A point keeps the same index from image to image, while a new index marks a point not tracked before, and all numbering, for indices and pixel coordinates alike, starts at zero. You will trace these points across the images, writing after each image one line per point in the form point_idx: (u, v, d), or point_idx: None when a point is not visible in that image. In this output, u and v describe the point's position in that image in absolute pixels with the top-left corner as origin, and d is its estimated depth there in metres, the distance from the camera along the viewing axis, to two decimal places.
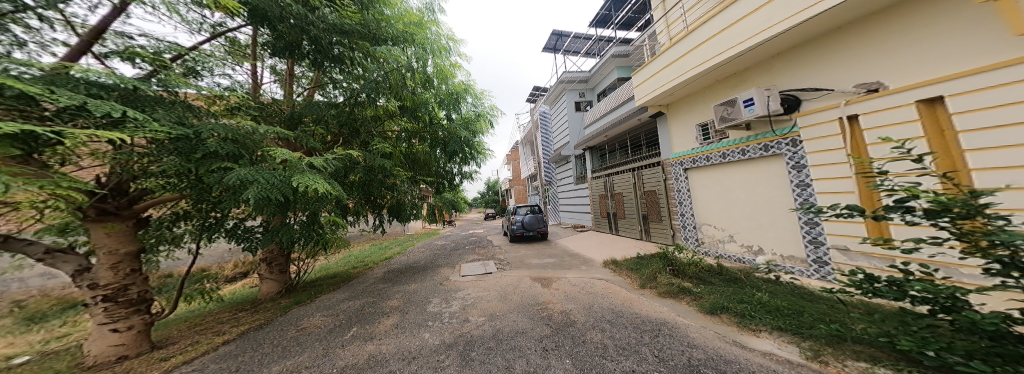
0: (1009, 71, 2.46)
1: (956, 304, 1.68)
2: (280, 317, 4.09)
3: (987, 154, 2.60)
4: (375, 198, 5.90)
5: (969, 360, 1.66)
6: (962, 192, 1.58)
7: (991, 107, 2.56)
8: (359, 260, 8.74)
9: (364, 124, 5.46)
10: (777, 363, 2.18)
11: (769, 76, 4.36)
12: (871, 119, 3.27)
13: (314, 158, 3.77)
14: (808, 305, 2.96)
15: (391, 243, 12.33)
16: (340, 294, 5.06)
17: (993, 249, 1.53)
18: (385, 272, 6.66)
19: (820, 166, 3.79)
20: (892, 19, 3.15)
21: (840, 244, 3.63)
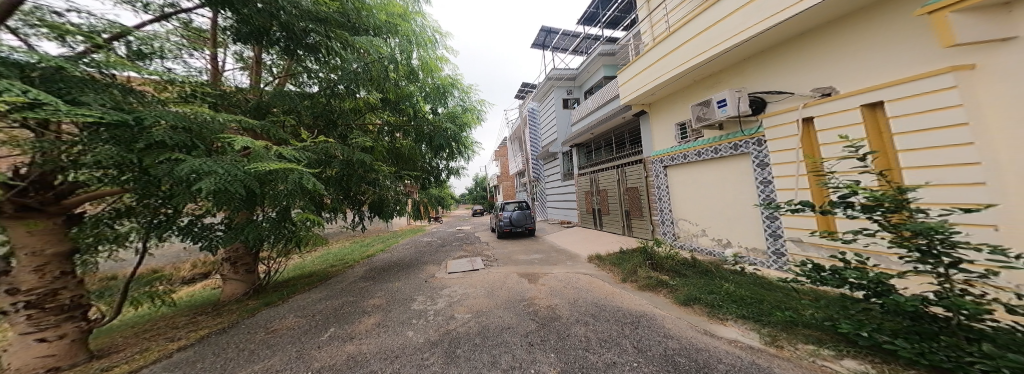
0: (935, 79, 2.76)
1: (886, 289, 1.94)
2: (246, 319, 3.86)
3: (917, 154, 2.89)
4: (355, 193, 5.61)
5: (894, 339, 1.90)
6: (893, 188, 1.82)
7: (922, 111, 2.85)
8: (338, 258, 8.42)
9: (342, 116, 5.29)
10: (741, 349, 2.35)
11: (740, 78, 4.62)
12: (826, 121, 3.57)
13: (282, 147, 3.51)
14: (768, 294, 3.22)
15: (374, 240, 11.97)
16: (316, 294, 4.84)
17: (913, 239, 1.74)
18: (366, 270, 6.44)
19: (779, 165, 4.09)
20: (843, 28, 3.43)
21: (795, 236, 3.94)
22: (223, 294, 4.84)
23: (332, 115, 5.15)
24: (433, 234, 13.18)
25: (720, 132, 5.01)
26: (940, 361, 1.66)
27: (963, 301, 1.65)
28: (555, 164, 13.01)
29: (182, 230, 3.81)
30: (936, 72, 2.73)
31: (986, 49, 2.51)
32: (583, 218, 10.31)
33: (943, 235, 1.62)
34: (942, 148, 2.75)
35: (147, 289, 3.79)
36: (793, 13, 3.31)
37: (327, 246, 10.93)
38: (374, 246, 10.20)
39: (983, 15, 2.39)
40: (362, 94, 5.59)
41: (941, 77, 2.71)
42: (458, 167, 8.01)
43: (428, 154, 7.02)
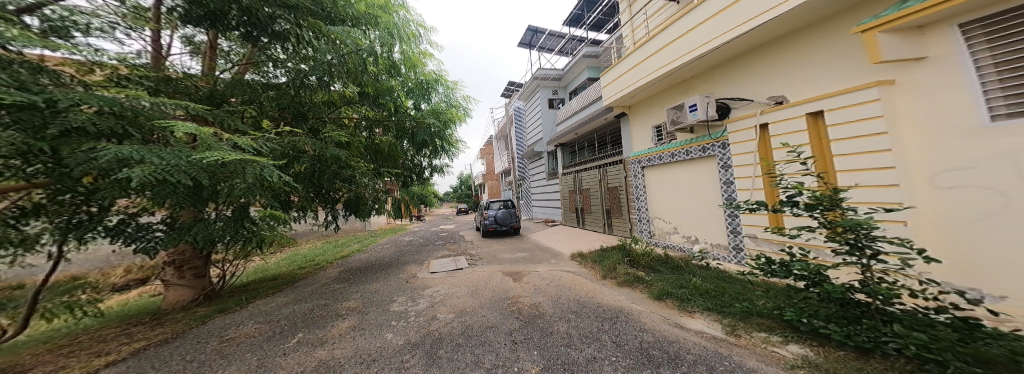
0: (864, 92, 3.11)
1: (823, 279, 2.17)
2: (194, 329, 3.50)
3: (850, 159, 3.25)
4: (327, 191, 5.31)
5: (828, 323, 2.16)
6: (831, 188, 2.04)
7: (853, 120, 3.21)
8: (309, 258, 7.96)
9: (313, 109, 5.00)
10: (706, 340, 2.52)
11: (709, 84, 4.93)
12: (778, 128, 3.91)
13: (236, 137, 3.21)
14: (729, 287, 3.47)
15: (349, 240, 11.42)
16: (282, 298, 4.53)
17: (844, 234, 1.97)
18: (340, 272, 6.13)
19: (739, 166, 4.43)
20: (794, 42, 3.77)
21: (751, 232, 4.28)
22: (164, 302, 4.36)
23: (302, 108, 4.86)
24: (414, 233, 12.85)
25: (691, 135, 5.30)
26: (862, 341, 1.91)
27: (880, 287, 1.89)
28: (539, 163, 13.17)
29: (111, 230, 3.41)
30: (865, 86, 3.09)
31: (904, 67, 2.87)
32: (566, 217, 10.53)
33: (866, 230, 1.85)
34: (870, 153, 3.10)
35: (66, 299, 3.31)
36: (755, 26, 3.58)
37: (295, 247, 10.27)
38: (349, 246, 9.74)
39: (902, 38, 2.74)
40: (337, 87, 5.31)
41: (869, 90, 3.07)
42: (442, 165, 7.86)
43: (410, 151, 6.83)
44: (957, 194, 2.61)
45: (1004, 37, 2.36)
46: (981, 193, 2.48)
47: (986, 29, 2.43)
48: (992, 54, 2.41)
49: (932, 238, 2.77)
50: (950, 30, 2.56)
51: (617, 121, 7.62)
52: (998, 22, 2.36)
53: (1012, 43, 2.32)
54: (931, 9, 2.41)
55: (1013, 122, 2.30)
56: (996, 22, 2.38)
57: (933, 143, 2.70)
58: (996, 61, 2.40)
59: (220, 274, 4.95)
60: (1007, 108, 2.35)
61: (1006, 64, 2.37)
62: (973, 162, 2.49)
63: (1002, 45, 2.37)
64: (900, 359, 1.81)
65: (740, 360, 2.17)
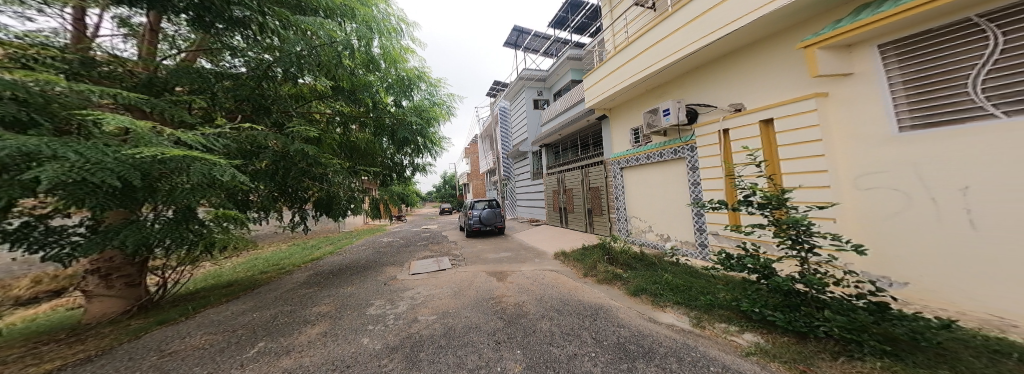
0: (807, 102, 3.39)
1: (771, 272, 2.37)
2: (126, 344, 3.11)
3: (795, 162, 3.53)
4: (296, 189, 4.96)
5: (774, 311, 2.39)
6: (778, 189, 2.26)
7: (798, 128, 3.49)
8: (274, 262, 7.40)
9: (278, 102, 4.66)
10: (677, 332, 2.67)
11: (680, 90, 5.20)
12: (738, 133, 4.18)
13: (180, 132, 2.89)
14: (696, 281, 3.70)
15: (319, 242, 10.77)
16: (239, 306, 4.17)
17: (788, 230, 2.19)
18: (309, 276, 5.76)
19: (705, 168, 4.70)
20: (752, 54, 4.08)
21: (714, 230, 4.58)
22: (85, 315, 3.83)
23: (265, 100, 4.49)
24: (391, 234, 12.39)
25: (664, 138, 5.57)
26: (801, 326, 2.16)
27: (814, 277, 2.11)
28: (524, 163, 13.26)
29: (11, 235, 2.91)
30: (806, 96, 3.40)
31: (838, 81, 3.20)
32: (550, 216, 10.67)
33: (806, 227, 2.07)
34: (811, 158, 3.38)
35: None
36: (722, 35, 3.84)
37: (256, 250, 9.49)
38: (319, 249, 9.18)
39: (835, 54, 3.08)
40: (308, 80, 4.99)
41: (808, 100, 3.40)
42: (425, 164, 7.66)
43: (390, 149, 6.60)
44: (879, 195, 2.95)
45: (911, 57, 2.74)
46: (896, 194, 2.83)
47: (898, 50, 2.81)
48: (903, 72, 2.79)
49: (857, 233, 3.11)
50: (871, 50, 2.94)
51: (598, 123, 7.84)
52: (912, 45, 2.73)
53: (918, 63, 2.70)
54: (861, 28, 2.73)
55: (920, 131, 2.68)
56: (906, 44, 2.75)
57: (861, 150, 3.04)
58: (905, 78, 2.78)
59: (158, 283, 4.45)
60: (912, 120, 2.74)
61: (913, 81, 2.74)
62: (890, 166, 2.86)
63: (910, 64, 2.75)
64: (831, 341, 2.08)
65: (704, 350, 2.32)
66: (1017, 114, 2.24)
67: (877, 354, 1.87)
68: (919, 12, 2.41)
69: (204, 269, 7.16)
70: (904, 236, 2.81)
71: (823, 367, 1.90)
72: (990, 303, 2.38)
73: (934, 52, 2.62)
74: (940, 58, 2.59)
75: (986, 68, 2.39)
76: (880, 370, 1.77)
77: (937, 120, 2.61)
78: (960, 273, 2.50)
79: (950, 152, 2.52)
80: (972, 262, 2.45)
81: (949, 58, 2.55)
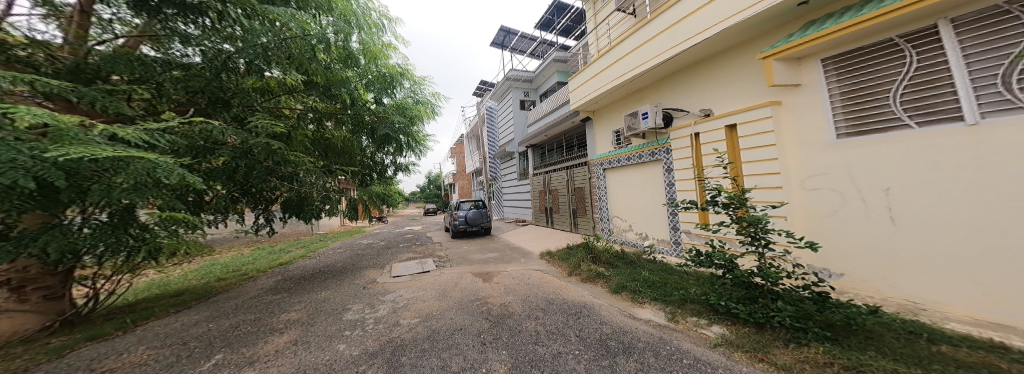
0: (765, 110, 3.67)
1: (734, 267, 2.53)
2: (46, 364, 2.66)
3: (755, 165, 3.80)
4: (259, 188, 4.61)
5: (737, 304, 2.56)
6: (740, 190, 2.42)
7: (758, 133, 3.76)
8: (234, 268, 6.83)
9: (239, 96, 4.27)
10: (654, 327, 2.78)
11: (658, 94, 5.42)
12: (707, 137, 4.42)
13: (118, 129, 2.60)
14: (671, 277, 3.87)
15: (288, 245, 10.11)
16: (191, 316, 3.83)
17: (748, 228, 2.37)
18: (276, 282, 5.39)
19: (679, 170, 4.92)
20: (719, 63, 4.33)
21: (687, 228, 4.81)
22: None
23: (223, 93, 4.13)
24: (371, 236, 11.94)
25: (642, 140, 5.77)
26: (760, 317, 2.35)
27: (770, 270, 2.30)
28: (511, 163, 13.27)
29: None
30: (763, 104, 3.67)
31: (791, 91, 3.48)
32: (536, 216, 10.73)
33: (761, 225, 2.26)
34: (768, 161, 3.65)
35: None
36: (693, 44, 4.05)
37: (211, 256, 8.67)
38: (288, 253, 8.62)
39: (787, 66, 3.37)
40: (275, 74, 4.72)
41: (764, 108, 3.68)
42: (408, 163, 7.46)
43: (370, 148, 6.37)
44: (824, 196, 3.24)
45: (847, 71, 3.07)
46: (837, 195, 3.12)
47: (837, 65, 3.13)
48: (840, 84, 3.12)
49: (805, 230, 3.39)
50: (815, 65, 3.27)
51: (582, 124, 8.00)
52: (849, 59, 3.04)
53: (852, 78, 3.03)
54: (809, 42, 3.00)
55: (856, 138, 2.99)
56: (843, 59, 3.08)
57: (810, 154, 3.32)
58: (842, 90, 3.11)
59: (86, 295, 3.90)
60: (848, 128, 3.07)
61: (848, 93, 3.07)
62: (832, 169, 3.16)
63: (847, 78, 3.07)
64: (783, 330, 2.28)
65: (679, 343, 2.43)
66: (925, 125, 2.59)
67: (818, 339, 2.11)
68: (857, 29, 2.70)
69: (146, 278, 6.39)
70: (844, 233, 3.09)
71: (776, 354, 2.08)
72: (914, 291, 2.67)
73: (865, 67, 2.94)
74: (868, 74, 2.92)
75: (903, 84, 2.73)
76: (822, 353, 1.97)
77: (867, 128, 2.94)
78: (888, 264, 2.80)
79: (879, 157, 2.83)
80: (898, 255, 2.75)
81: (876, 73, 2.88)
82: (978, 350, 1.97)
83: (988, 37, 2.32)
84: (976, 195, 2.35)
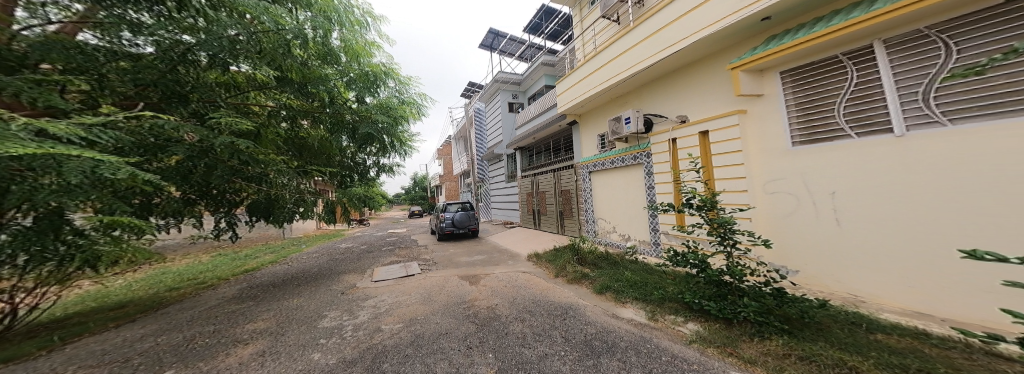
0: (732, 118, 3.90)
1: (706, 266, 2.65)
2: None
3: (724, 169, 4.01)
4: (222, 189, 4.33)
5: (708, 302, 2.70)
6: (712, 193, 2.55)
7: (726, 139, 3.98)
8: (191, 276, 6.28)
9: (199, 90, 3.99)
10: (635, 326, 2.86)
11: (640, 100, 5.59)
12: (683, 142, 4.62)
13: (45, 122, 2.29)
14: (652, 277, 3.99)
15: (256, 251, 9.45)
16: (142, 328, 3.53)
17: (718, 229, 2.50)
18: (241, 291, 5.02)
19: (658, 174, 5.10)
20: (693, 72, 4.54)
21: (664, 229, 4.99)
22: None
23: (180, 87, 3.81)
24: (351, 239, 11.50)
25: (625, 145, 5.93)
26: (729, 313, 2.49)
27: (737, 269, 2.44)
28: (499, 165, 13.26)
29: None
30: (730, 113, 3.91)
31: (755, 101, 3.72)
32: (523, 218, 10.75)
33: (729, 226, 2.40)
34: (735, 166, 3.87)
35: None
36: (671, 53, 4.24)
37: (167, 263, 7.92)
38: (256, 259, 8.06)
39: (751, 77, 3.61)
40: (244, 67, 4.46)
41: (732, 116, 3.91)
42: (392, 164, 7.27)
43: (349, 149, 6.21)
44: (783, 200, 3.49)
45: (801, 84, 3.34)
46: (795, 199, 3.38)
47: (793, 77, 3.39)
48: (796, 96, 3.39)
49: (766, 230, 3.64)
50: (774, 77, 3.53)
51: (569, 128, 8.12)
52: (802, 72, 3.31)
53: (805, 90, 3.30)
54: (771, 55, 3.26)
55: (809, 146, 3.26)
56: (797, 73, 3.35)
57: (772, 161, 3.57)
58: (797, 101, 3.38)
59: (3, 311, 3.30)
60: (801, 137, 3.35)
61: (802, 104, 3.34)
62: (789, 174, 3.41)
63: (801, 90, 3.35)
64: (748, 324, 2.43)
65: (658, 341, 2.51)
66: (863, 135, 2.91)
67: (778, 332, 2.28)
68: (811, 45, 2.96)
69: (82, 289, 5.67)
70: (800, 234, 3.35)
71: (743, 348, 2.21)
72: (857, 286, 2.96)
73: (817, 81, 3.21)
74: (817, 87, 3.22)
75: (845, 97, 3.02)
76: (781, 346, 2.13)
77: (818, 137, 3.23)
78: (837, 262, 3.08)
79: (829, 164, 3.10)
80: (844, 254, 3.02)
81: (826, 87, 3.16)
82: (908, 337, 2.21)
83: (912, 58, 2.62)
84: (907, 200, 2.63)
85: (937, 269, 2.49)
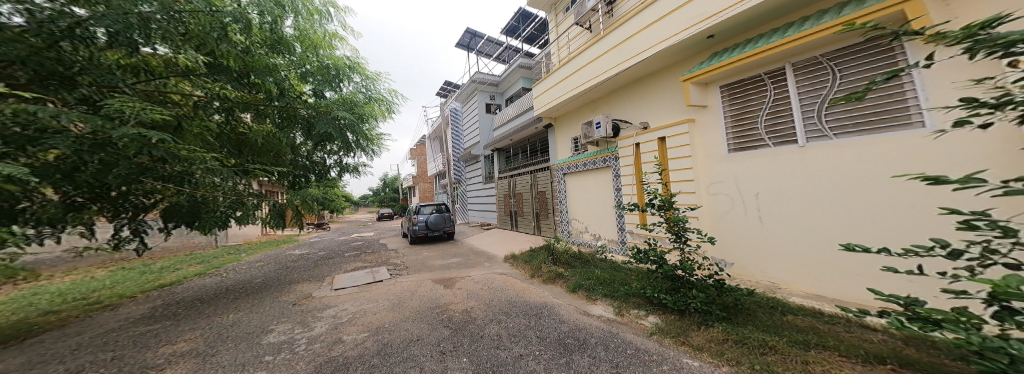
0: (683, 126, 4.25)
1: (663, 262, 2.82)
2: None
3: (677, 173, 4.35)
4: (127, 190, 3.53)
5: (663, 295, 2.90)
6: (669, 194, 2.75)
7: (678, 146, 4.32)
8: (79, 295, 5.13)
9: (93, 72, 3.03)
10: (604, 322, 2.98)
11: (609, 106, 5.85)
12: (645, 147, 4.93)
13: None
14: (618, 274, 4.20)
15: (176, 262, 8.08)
16: (20, 359, 2.88)
17: (673, 226, 2.71)
18: (153, 310, 4.28)
19: (624, 176, 5.38)
20: (653, 82, 4.86)
21: (630, 228, 5.29)
22: None
23: (64, 67, 2.86)
24: (309, 245, 10.59)
25: (596, 148, 6.19)
26: (682, 305, 2.71)
27: (687, 263, 2.70)
28: (476, 166, 13.12)
29: None
30: (681, 121, 4.26)
31: (702, 111, 4.09)
32: (501, 219, 10.72)
33: (680, 224, 2.64)
34: (685, 170, 4.23)
35: None
36: (634, 63, 4.51)
37: (41, 283, 6.40)
38: (177, 271, 6.95)
39: (698, 89, 3.99)
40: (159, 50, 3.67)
41: (683, 124, 4.27)
42: (358, 164, 6.90)
43: (304, 146, 5.74)
44: (722, 201, 3.90)
45: (737, 97, 3.76)
46: (730, 200, 3.82)
47: (730, 91, 3.82)
48: (733, 108, 3.81)
49: (707, 227, 4.04)
50: (715, 90, 3.94)
51: (545, 131, 8.28)
52: (738, 87, 3.74)
53: (739, 103, 3.74)
54: (712, 70, 3.67)
55: (742, 153, 3.69)
56: (734, 88, 3.78)
57: (714, 165, 3.97)
58: (733, 112, 3.80)
59: None
60: (736, 145, 3.78)
61: (737, 116, 3.77)
62: (726, 177, 3.84)
63: (736, 102, 3.78)
64: (696, 315, 2.67)
65: (624, 335, 2.66)
66: (778, 144, 3.42)
67: (719, 320, 2.55)
68: (742, 63, 3.42)
69: None
70: (734, 230, 3.79)
71: (693, 337, 2.43)
72: (774, 274, 3.45)
73: (750, 96, 3.65)
74: (746, 102, 3.68)
75: (765, 110, 3.52)
76: (722, 331, 2.39)
77: (749, 145, 3.67)
78: (761, 254, 3.55)
79: (755, 169, 3.57)
80: (766, 247, 3.50)
81: (756, 101, 3.61)
82: (809, 317, 2.63)
83: (811, 79, 3.17)
84: (810, 200, 3.15)
85: (831, 257, 3.01)
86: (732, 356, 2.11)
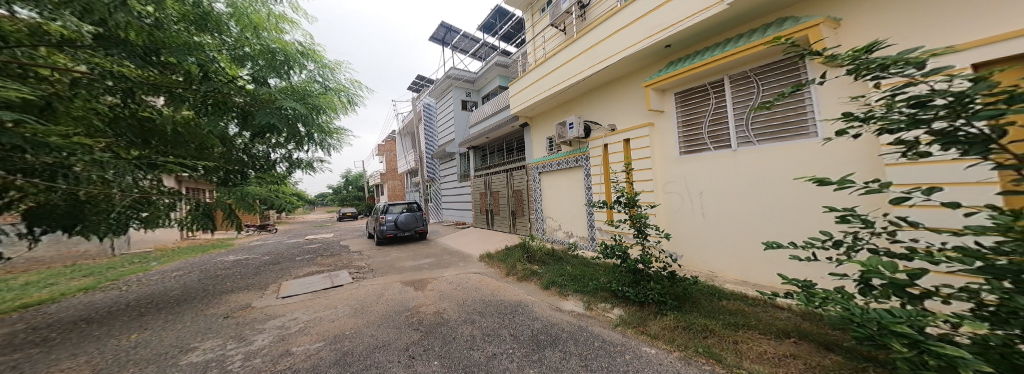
0: (645, 130, 4.51)
1: (625, 257, 2.99)
2: None
3: (638, 173, 4.61)
4: None
5: (626, 287, 3.07)
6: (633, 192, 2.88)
7: (640, 148, 4.58)
8: None
9: None
10: (574, 316, 3.09)
11: (581, 107, 6.03)
12: (612, 148, 5.17)
13: None
14: (588, 269, 4.36)
15: (47, 277, 6.70)
16: None
17: (637, 222, 2.87)
18: (11, 337, 3.52)
19: (594, 176, 5.59)
20: (620, 86, 5.08)
21: (600, 225, 5.53)
22: None
23: None
24: (256, 249, 9.59)
25: (570, 148, 6.34)
26: (641, 296, 2.90)
27: (648, 256, 2.88)
28: (451, 164, 12.83)
29: None
30: (643, 125, 4.52)
31: (661, 116, 4.36)
32: (477, 218, 10.61)
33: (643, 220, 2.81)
34: (644, 170, 4.49)
35: None
36: (603, 67, 4.70)
37: None
38: (52, 288, 5.80)
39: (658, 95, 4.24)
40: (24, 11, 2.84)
41: (644, 128, 4.54)
42: (314, 160, 6.43)
43: (244, 140, 5.17)
44: (675, 199, 4.20)
45: (688, 104, 4.07)
46: (681, 198, 4.12)
47: (683, 98, 4.12)
48: (684, 113, 4.11)
49: (663, 223, 4.34)
50: (671, 96, 4.22)
51: (521, 129, 8.31)
52: (689, 95, 4.04)
53: (690, 109, 4.04)
54: (667, 78, 3.95)
55: (692, 156, 3.98)
56: (685, 95, 4.08)
57: (669, 165, 4.25)
58: (685, 117, 4.10)
59: None
60: (687, 148, 4.08)
61: (688, 121, 4.08)
62: (676, 176, 4.17)
63: (688, 109, 4.07)
64: (653, 304, 2.87)
65: (590, 327, 2.78)
66: (720, 148, 3.74)
67: (672, 309, 2.76)
68: (693, 73, 3.70)
69: None
70: (683, 225, 4.10)
71: (650, 325, 2.61)
72: (714, 264, 3.79)
73: (698, 103, 3.96)
74: (693, 109, 4.02)
75: (709, 116, 3.85)
76: (673, 318, 2.60)
77: (698, 149, 3.97)
78: (704, 247, 3.88)
79: (702, 170, 3.87)
80: (709, 240, 3.83)
81: (703, 108, 3.92)
82: (737, 300, 2.95)
83: (743, 91, 3.53)
84: (744, 199, 3.48)
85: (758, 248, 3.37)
86: (682, 342, 2.30)
